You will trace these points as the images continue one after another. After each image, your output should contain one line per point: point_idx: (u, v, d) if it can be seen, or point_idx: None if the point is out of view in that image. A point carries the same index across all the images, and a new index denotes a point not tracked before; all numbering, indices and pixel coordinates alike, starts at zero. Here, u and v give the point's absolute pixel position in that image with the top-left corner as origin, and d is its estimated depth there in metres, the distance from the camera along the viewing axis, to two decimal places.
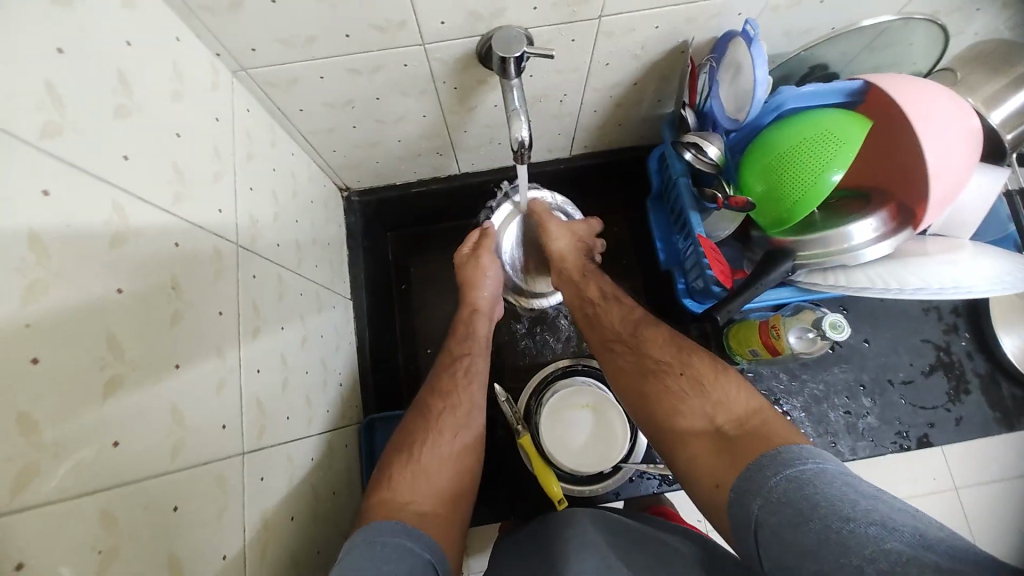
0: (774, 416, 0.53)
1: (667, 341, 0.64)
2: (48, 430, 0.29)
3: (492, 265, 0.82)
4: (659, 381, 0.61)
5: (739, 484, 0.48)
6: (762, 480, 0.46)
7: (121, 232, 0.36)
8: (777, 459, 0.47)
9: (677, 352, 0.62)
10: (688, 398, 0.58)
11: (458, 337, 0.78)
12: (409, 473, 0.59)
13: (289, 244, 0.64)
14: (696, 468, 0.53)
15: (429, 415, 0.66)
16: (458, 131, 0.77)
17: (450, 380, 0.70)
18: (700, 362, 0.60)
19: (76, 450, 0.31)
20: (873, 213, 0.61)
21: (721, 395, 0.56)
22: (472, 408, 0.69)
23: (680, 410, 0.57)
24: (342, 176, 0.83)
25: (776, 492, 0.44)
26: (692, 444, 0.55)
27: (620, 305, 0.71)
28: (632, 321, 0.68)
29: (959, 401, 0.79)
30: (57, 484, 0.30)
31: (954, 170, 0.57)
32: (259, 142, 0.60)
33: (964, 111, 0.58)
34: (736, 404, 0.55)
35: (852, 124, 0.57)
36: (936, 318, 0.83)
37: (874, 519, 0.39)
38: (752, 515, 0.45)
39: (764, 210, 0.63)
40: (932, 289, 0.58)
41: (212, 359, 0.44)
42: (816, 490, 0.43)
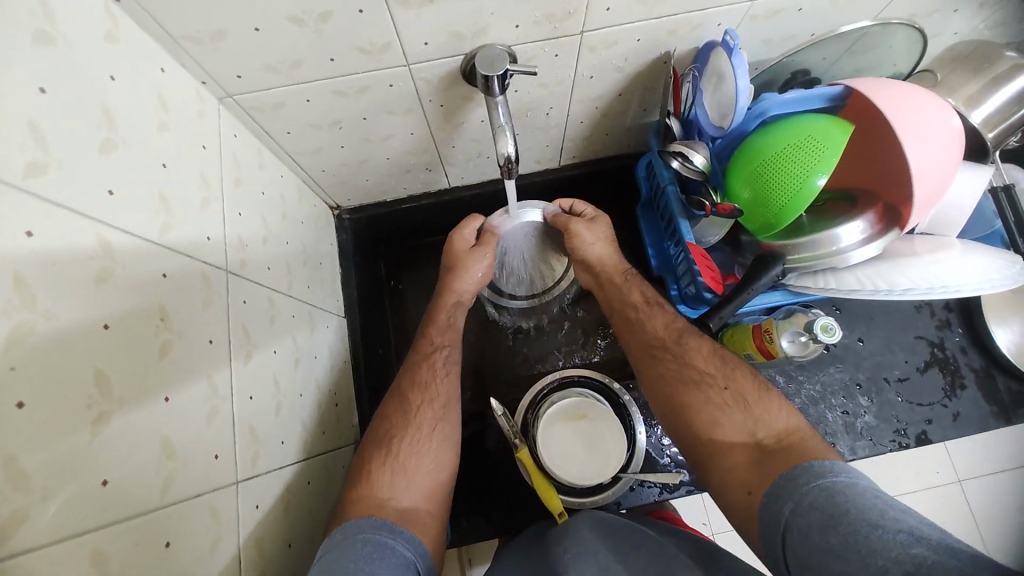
0: (812, 433, 0.53)
1: (710, 349, 0.63)
2: (37, 472, 0.29)
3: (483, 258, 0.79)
4: (701, 392, 0.60)
5: (772, 491, 0.48)
6: (795, 486, 0.46)
7: (107, 267, 0.36)
8: (809, 469, 0.47)
9: (721, 363, 0.62)
10: (729, 410, 0.57)
11: (427, 338, 0.74)
12: (388, 467, 0.59)
13: (280, 266, 0.64)
14: (730, 478, 0.53)
15: (407, 409, 0.65)
16: (446, 146, 0.77)
17: (428, 373, 0.69)
18: (744, 376, 0.60)
19: (64, 491, 0.30)
20: (860, 215, 0.61)
21: (765, 410, 0.56)
22: (449, 400, 0.68)
23: (718, 421, 0.57)
24: (332, 195, 0.83)
25: (807, 496, 0.45)
26: (730, 454, 0.54)
27: (663, 311, 0.70)
28: (676, 328, 0.67)
29: (955, 397, 0.80)
30: (47, 526, 0.29)
31: (936, 170, 0.58)
32: (247, 166, 0.60)
33: (945, 112, 0.59)
34: (774, 417, 0.55)
35: (836, 129, 0.58)
36: (928, 315, 0.84)
37: (902, 527, 0.39)
38: (783, 517, 0.45)
39: (752, 215, 0.63)
40: (922, 289, 0.58)
41: (204, 389, 0.43)
42: (847, 498, 0.43)
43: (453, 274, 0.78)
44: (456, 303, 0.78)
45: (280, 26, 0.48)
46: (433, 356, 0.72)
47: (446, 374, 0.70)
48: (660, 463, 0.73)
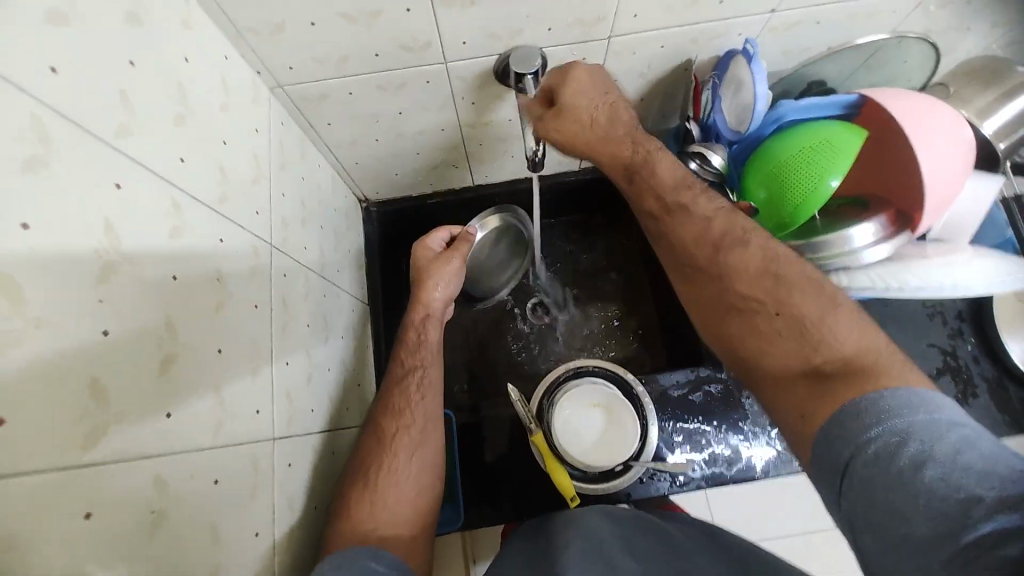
0: (886, 355, 0.44)
1: (758, 260, 0.53)
2: (116, 398, 0.32)
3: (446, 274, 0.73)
4: (746, 317, 0.52)
5: (827, 422, 0.42)
6: (853, 424, 0.40)
7: (177, 226, 0.40)
8: (876, 404, 0.39)
9: (763, 277, 0.52)
10: (783, 339, 0.49)
11: (398, 367, 0.68)
12: (368, 496, 0.57)
13: (314, 247, 0.68)
14: (783, 403, 0.47)
15: (382, 436, 0.62)
16: (474, 144, 0.81)
17: (401, 398, 0.65)
18: (804, 295, 0.49)
19: (136, 417, 0.33)
20: (873, 217, 0.63)
21: (833, 333, 0.46)
22: (428, 422, 0.64)
23: (771, 350, 0.50)
24: (361, 187, 0.87)
25: (874, 445, 0.38)
26: (783, 383, 0.48)
27: (691, 213, 0.59)
28: (712, 237, 0.57)
29: (968, 404, 0.81)
30: (122, 446, 0.32)
31: (948, 177, 0.61)
32: (291, 152, 0.64)
33: (957, 122, 0.61)
34: (832, 336, 0.46)
35: (851, 133, 0.60)
36: (940, 323, 0.85)
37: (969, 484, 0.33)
38: (843, 461, 0.40)
39: (767, 215, 0.66)
40: (936, 288, 0.61)
41: (249, 347, 0.47)
42: (908, 450, 0.37)
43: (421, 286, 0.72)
44: (424, 317, 0.71)
45: (334, 21, 0.52)
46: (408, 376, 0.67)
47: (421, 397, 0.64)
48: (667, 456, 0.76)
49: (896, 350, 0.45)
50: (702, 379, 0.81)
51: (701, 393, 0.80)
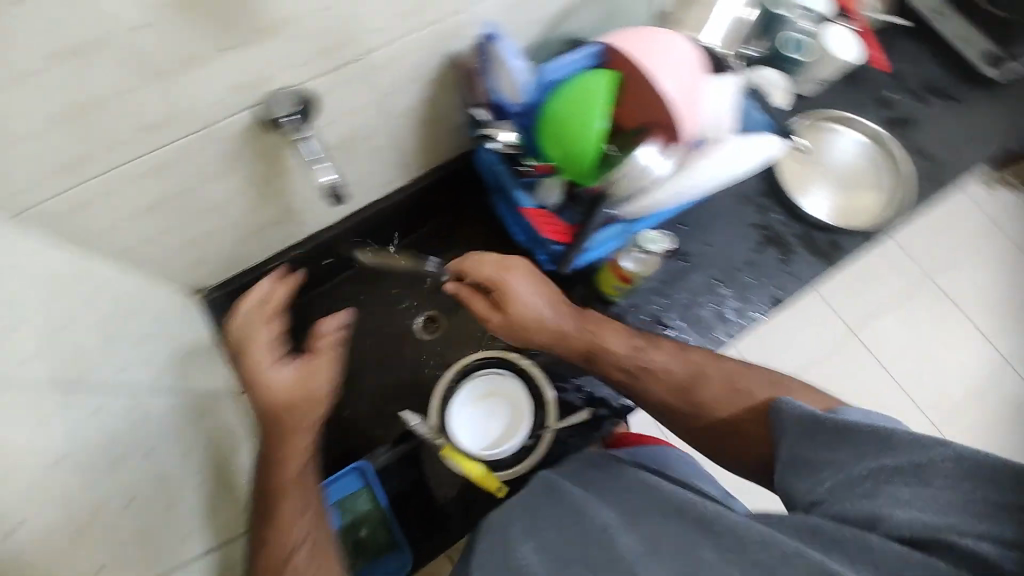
0: (788, 393, 0.63)
1: (677, 358, 0.70)
2: None
3: (273, 371, 0.66)
4: (695, 394, 0.66)
5: (789, 458, 0.54)
6: (815, 472, 0.52)
7: None
8: (801, 432, 0.55)
9: (681, 391, 0.67)
10: (721, 400, 0.65)
11: (279, 505, 0.64)
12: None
13: (140, 365, 0.61)
14: (716, 432, 0.65)
15: (273, 557, 0.62)
16: (286, 195, 0.78)
17: (278, 519, 0.63)
18: (713, 370, 0.67)
19: None
20: (650, 141, 0.72)
21: (683, 364, 0.69)
22: (317, 532, 0.64)
23: (712, 405, 0.65)
24: (188, 280, 0.81)
25: (847, 482, 0.49)
26: (736, 428, 0.64)
27: (621, 349, 0.72)
28: (673, 368, 0.69)
29: (792, 260, 0.92)
30: None
31: (688, 89, 0.71)
32: (81, 268, 0.58)
33: (678, 41, 0.72)
34: (688, 375, 0.68)
35: (601, 82, 0.70)
36: (753, 203, 0.96)
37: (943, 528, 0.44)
38: (819, 494, 0.51)
39: (566, 168, 0.73)
40: (716, 182, 0.73)
41: None
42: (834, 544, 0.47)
43: (292, 435, 0.65)
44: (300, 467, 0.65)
45: (49, 121, 0.47)
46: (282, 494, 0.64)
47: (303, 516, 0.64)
48: (573, 402, 0.85)
49: (787, 377, 0.66)
50: None
51: None
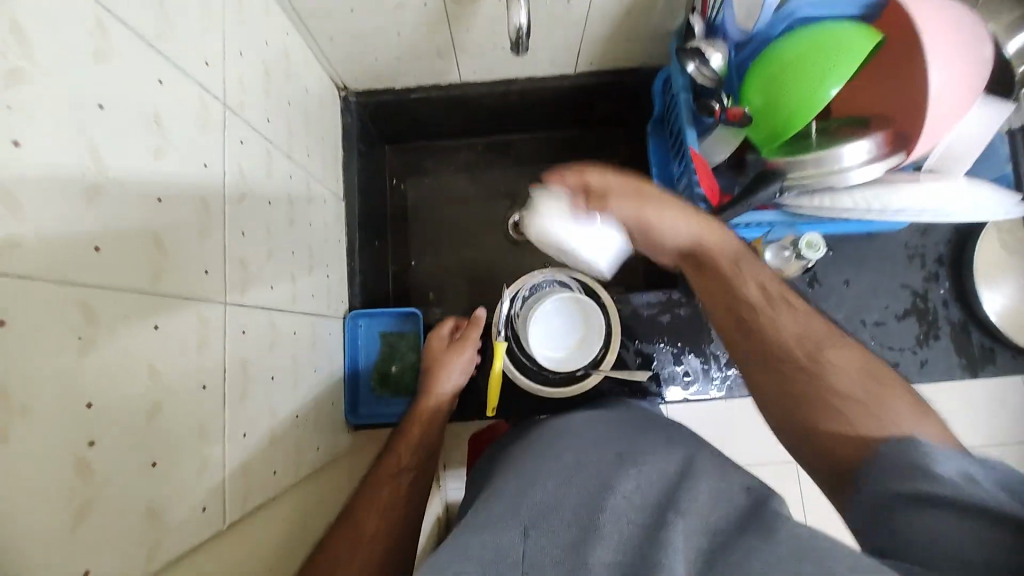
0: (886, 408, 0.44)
1: (858, 356, 0.48)
2: (29, 208, 0.29)
3: (472, 348, 0.76)
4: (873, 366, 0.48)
5: (901, 460, 0.40)
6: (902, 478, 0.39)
7: (101, 47, 0.35)
8: (910, 450, 0.40)
9: (869, 376, 0.46)
10: (887, 396, 0.45)
11: (401, 440, 0.68)
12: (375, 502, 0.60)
13: (280, 120, 0.63)
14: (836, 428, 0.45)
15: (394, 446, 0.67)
16: (460, 29, 0.74)
17: (392, 462, 0.65)
18: (839, 354, 0.48)
19: (49, 233, 0.30)
20: (869, 136, 0.59)
21: (755, 292, 0.53)
22: (414, 484, 0.64)
23: (833, 361, 0.48)
24: (339, 72, 0.82)
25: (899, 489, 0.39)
26: (819, 394, 0.47)
27: (791, 307, 0.52)
28: (813, 333, 0.50)
29: (927, 345, 0.83)
30: (35, 261, 0.29)
31: (955, 96, 0.57)
32: (252, 8, 0.58)
33: (976, 36, 0.57)
34: (895, 391, 0.45)
35: (861, 35, 0.55)
36: (919, 265, 0.85)
37: (960, 492, 0.36)
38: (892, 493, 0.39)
39: (760, 125, 0.61)
40: (914, 211, 0.60)
41: (195, 206, 0.44)
42: (913, 436, 0.41)
43: (433, 377, 0.74)
44: (435, 407, 0.72)
45: None
46: (396, 452, 0.67)
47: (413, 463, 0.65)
48: (630, 363, 0.81)
49: (891, 380, 0.47)
50: (673, 303, 0.83)
51: (670, 315, 0.83)
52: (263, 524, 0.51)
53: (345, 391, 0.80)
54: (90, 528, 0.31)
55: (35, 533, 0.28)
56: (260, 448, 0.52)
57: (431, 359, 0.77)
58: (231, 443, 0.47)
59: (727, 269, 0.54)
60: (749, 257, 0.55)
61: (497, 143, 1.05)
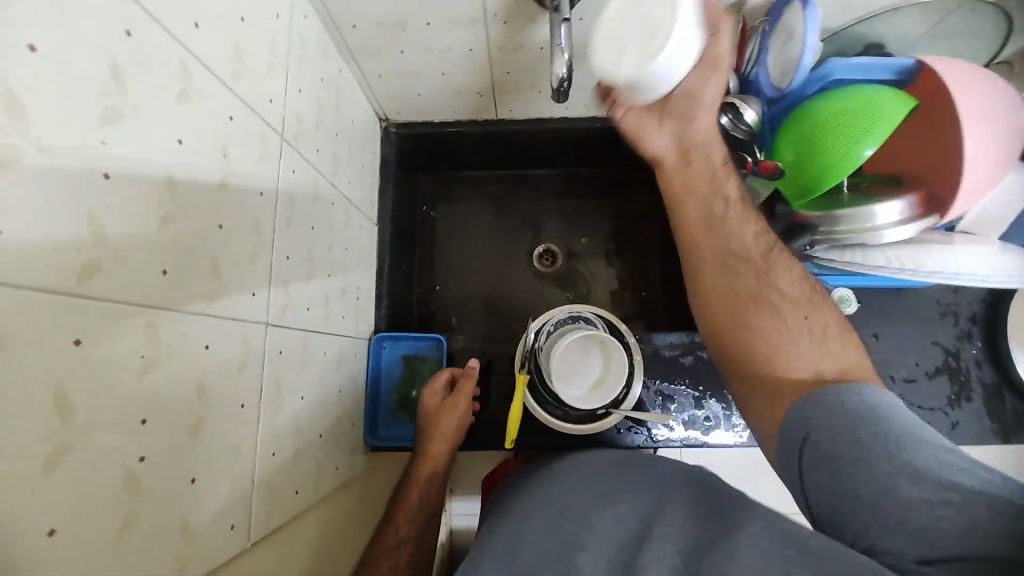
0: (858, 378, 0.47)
1: (851, 355, 0.49)
2: (112, 236, 0.31)
3: (467, 407, 0.75)
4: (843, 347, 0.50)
5: (880, 444, 0.41)
6: (872, 454, 0.41)
7: (184, 88, 0.38)
8: (895, 446, 0.41)
9: (834, 355, 0.49)
10: (836, 357, 0.49)
11: (402, 507, 0.68)
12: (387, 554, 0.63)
13: (327, 150, 0.67)
14: (794, 386, 0.48)
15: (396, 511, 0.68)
16: (501, 72, 0.77)
17: (390, 534, 0.65)
18: (828, 340, 0.50)
19: (127, 257, 0.33)
20: (902, 196, 0.60)
21: (749, 241, 0.54)
22: (415, 554, 0.64)
23: (816, 337, 0.49)
24: (383, 105, 0.86)
25: (867, 451, 0.41)
26: (789, 353, 0.49)
27: (785, 268, 0.53)
28: (800, 297, 0.52)
29: (959, 406, 0.81)
30: (111, 285, 0.31)
31: (990, 161, 0.57)
32: (311, 48, 0.62)
33: (1011, 103, 0.58)
34: (850, 359, 0.49)
35: (895, 99, 0.56)
36: (951, 323, 0.83)
37: (921, 475, 0.39)
38: (822, 446, 0.44)
39: (791, 180, 0.62)
40: (949, 273, 0.60)
41: (249, 231, 0.47)
42: (884, 412, 0.44)
43: (427, 437, 0.73)
44: (431, 472, 0.71)
45: None
46: (395, 521, 0.67)
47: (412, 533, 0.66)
48: (651, 405, 0.81)
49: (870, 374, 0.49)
50: (696, 345, 0.83)
51: (692, 357, 0.83)
52: (283, 546, 0.52)
53: (366, 413, 0.81)
54: (133, 539, 0.33)
55: (83, 547, 0.29)
56: (286, 467, 0.53)
57: (426, 415, 0.75)
58: (260, 462, 0.48)
59: (718, 222, 0.56)
60: (783, 248, 0.55)
61: (526, 176, 1.07)
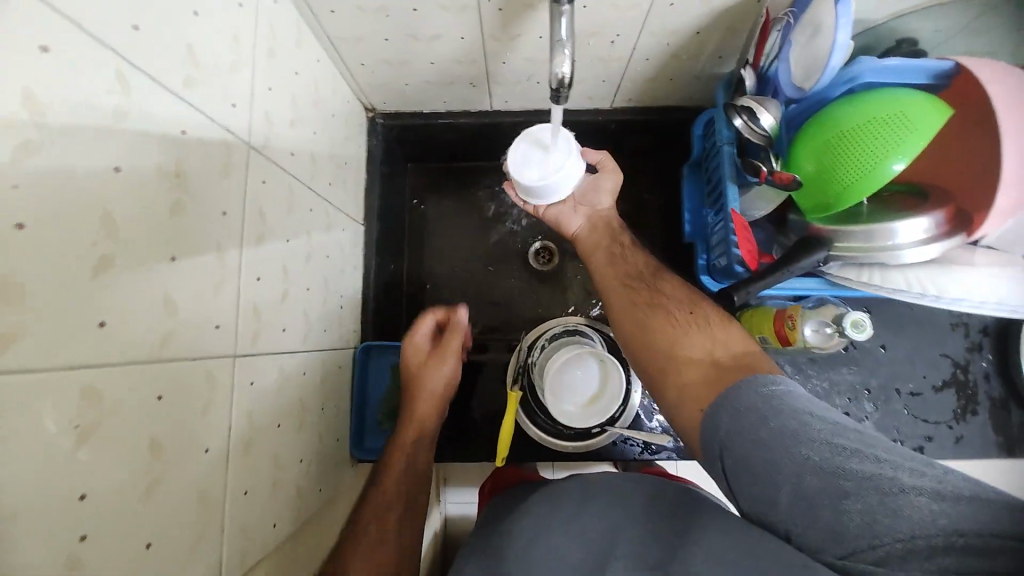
0: (757, 357, 0.49)
1: (742, 341, 0.51)
2: (31, 296, 0.27)
3: (452, 364, 0.73)
4: (727, 333, 0.52)
5: (761, 417, 0.42)
6: (765, 435, 0.41)
7: (124, 106, 0.33)
8: (781, 417, 0.41)
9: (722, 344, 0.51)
10: (723, 338, 0.51)
11: (382, 480, 0.65)
12: (372, 537, 0.59)
13: (305, 153, 0.61)
14: (687, 389, 0.49)
15: (380, 483, 0.65)
16: (496, 61, 0.71)
17: (372, 504, 0.62)
18: (715, 332, 0.52)
19: (52, 317, 0.28)
20: (928, 212, 0.55)
21: (682, 303, 0.57)
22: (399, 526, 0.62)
23: (710, 334, 0.52)
24: (369, 95, 0.80)
25: (762, 434, 0.41)
26: (692, 357, 0.51)
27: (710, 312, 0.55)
28: (707, 323, 0.53)
29: (964, 420, 0.78)
30: (34, 352, 0.27)
31: None
32: (284, 38, 0.56)
33: None
34: (739, 344, 0.50)
35: (932, 108, 0.51)
36: (961, 334, 0.80)
37: (829, 466, 0.38)
38: (724, 433, 0.43)
39: (810, 193, 0.57)
40: (974, 303, 0.56)
41: (211, 258, 0.42)
42: (784, 403, 0.42)
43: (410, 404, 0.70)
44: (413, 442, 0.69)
45: None
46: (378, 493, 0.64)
47: (398, 502, 0.63)
48: (644, 424, 0.74)
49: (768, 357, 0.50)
50: None
51: None
52: None
53: (352, 424, 0.78)
54: None
55: None
56: (262, 501, 0.50)
57: (406, 368, 0.73)
58: (232, 505, 0.44)
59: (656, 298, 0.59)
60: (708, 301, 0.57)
61: None
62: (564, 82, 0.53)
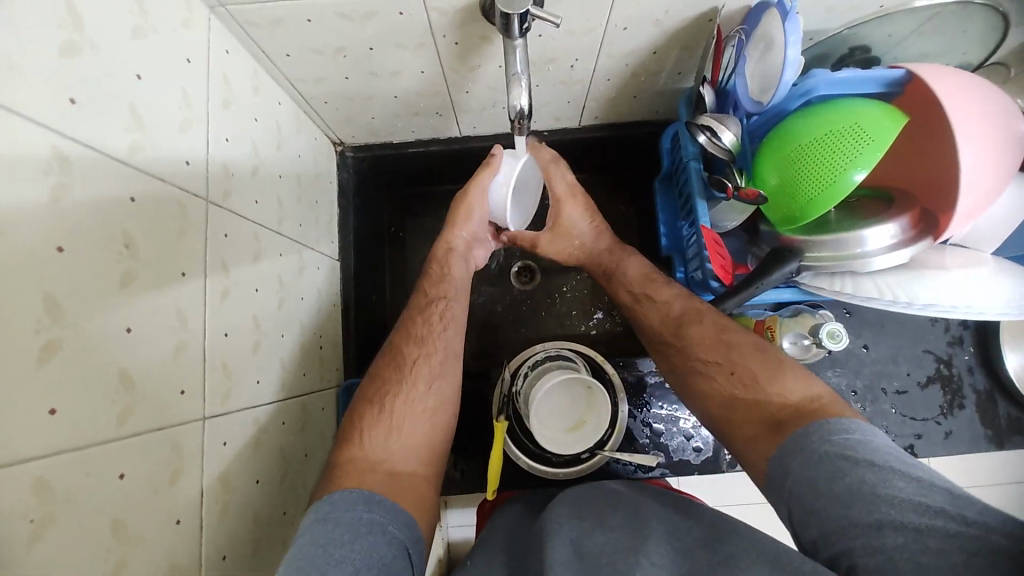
0: (829, 402, 0.50)
1: (798, 385, 0.52)
2: None
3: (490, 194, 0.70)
4: (775, 379, 0.54)
5: (828, 467, 0.43)
6: (837, 483, 0.42)
7: (63, 183, 0.33)
8: (854, 466, 0.42)
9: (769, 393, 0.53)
10: (770, 384, 0.54)
11: (400, 363, 0.60)
12: (383, 427, 0.55)
13: (270, 199, 0.60)
14: (751, 446, 0.51)
15: (402, 362, 0.60)
16: (459, 91, 0.71)
17: (382, 388, 0.58)
18: (767, 382, 0.54)
19: None
20: (893, 218, 0.55)
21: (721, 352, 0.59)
22: (424, 414, 0.58)
23: (760, 385, 0.54)
24: (335, 130, 0.79)
25: (836, 484, 0.42)
26: (750, 411, 0.53)
27: (752, 353, 0.57)
28: (752, 370, 0.56)
29: (952, 415, 0.78)
30: None
31: (991, 178, 0.51)
32: (239, 87, 0.55)
33: (1012, 112, 0.52)
34: (799, 392, 0.52)
35: (886, 118, 0.51)
36: (942, 329, 0.81)
37: (907, 517, 0.38)
38: (792, 476, 0.45)
39: (776, 206, 0.58)
40: (943, 307, 0.55)
41: (171, 323, 0.41)
42: (861, 455, 0.43)
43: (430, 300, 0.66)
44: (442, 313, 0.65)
45: None
46: (395, 373, 0.59)
47: (422, 388, 0.59)
48: (636, 442, 0.75)
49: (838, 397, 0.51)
50: None
51: None
52: None
53: None
54: None
55: None
56: (240, 563, 0.48)
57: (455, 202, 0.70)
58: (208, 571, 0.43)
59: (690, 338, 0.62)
60: (748, 341, 0.59)
61: None
62: (523, 113, 0.53)
